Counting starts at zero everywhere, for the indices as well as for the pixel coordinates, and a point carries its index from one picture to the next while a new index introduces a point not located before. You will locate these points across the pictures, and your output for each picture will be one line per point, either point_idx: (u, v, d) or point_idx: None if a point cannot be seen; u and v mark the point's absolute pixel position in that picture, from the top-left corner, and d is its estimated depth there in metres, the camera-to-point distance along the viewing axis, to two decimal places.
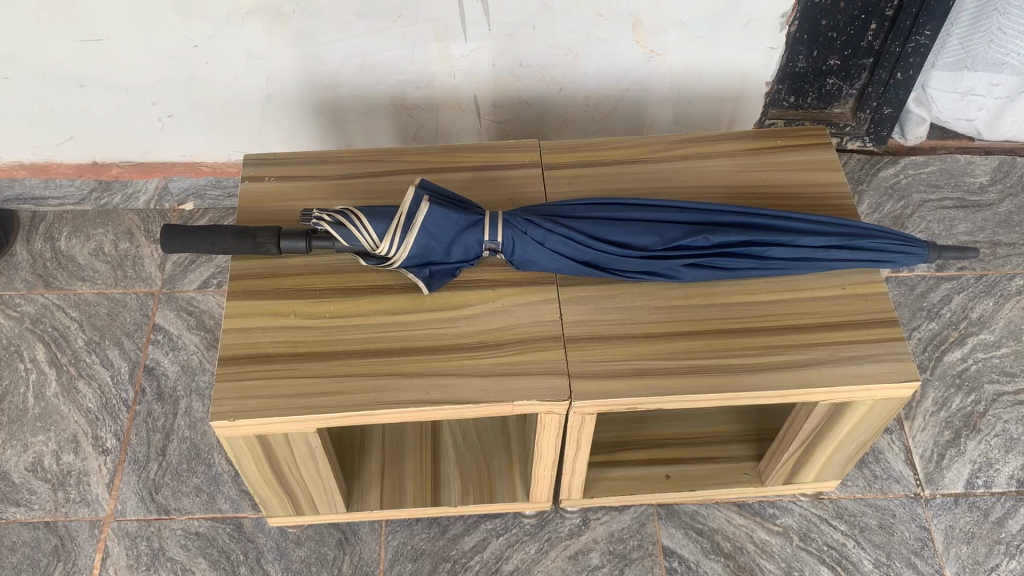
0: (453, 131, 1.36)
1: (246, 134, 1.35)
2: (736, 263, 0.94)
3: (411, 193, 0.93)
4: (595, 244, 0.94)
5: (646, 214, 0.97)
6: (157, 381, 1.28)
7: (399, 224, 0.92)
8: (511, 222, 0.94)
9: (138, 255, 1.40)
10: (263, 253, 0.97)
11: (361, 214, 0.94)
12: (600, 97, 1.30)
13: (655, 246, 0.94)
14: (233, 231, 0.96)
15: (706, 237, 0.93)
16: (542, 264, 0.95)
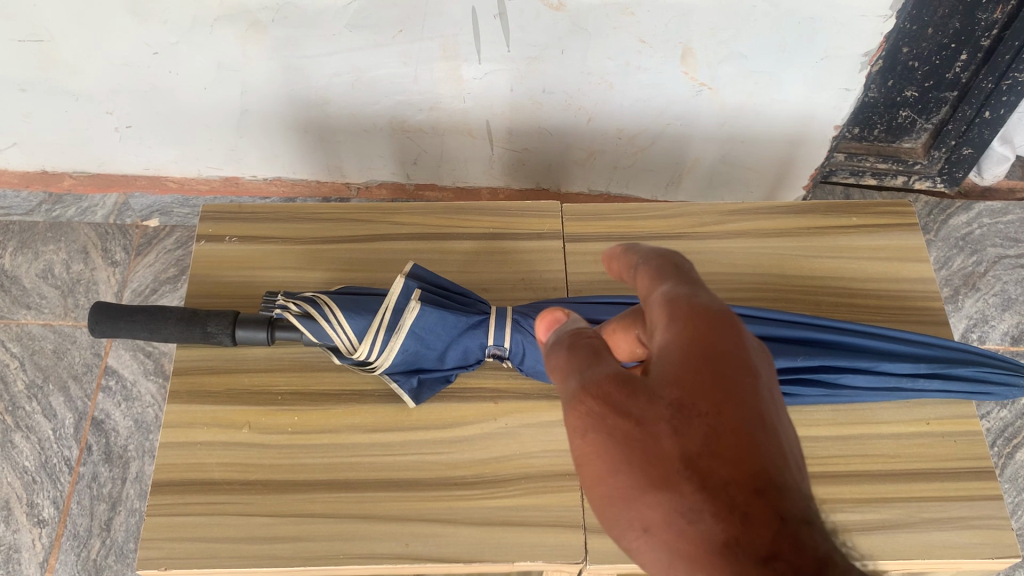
0: (460, 156, 1.17)
1: (220, 148, 1.16)
2: (801, 389, 0.75)
3: (400, 285, 0.75)
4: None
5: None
6: (105, 438, 1.11)
7: (381, 323, 0.74)
8: (523, 323, 0.75)
9: (92, 280, 1.22)
10: (214, 342, 0.78)
11: (334, 306, 0.75)
12: (635, 131, 1.10)
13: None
14: (178, 314, 0.77)
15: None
16: None
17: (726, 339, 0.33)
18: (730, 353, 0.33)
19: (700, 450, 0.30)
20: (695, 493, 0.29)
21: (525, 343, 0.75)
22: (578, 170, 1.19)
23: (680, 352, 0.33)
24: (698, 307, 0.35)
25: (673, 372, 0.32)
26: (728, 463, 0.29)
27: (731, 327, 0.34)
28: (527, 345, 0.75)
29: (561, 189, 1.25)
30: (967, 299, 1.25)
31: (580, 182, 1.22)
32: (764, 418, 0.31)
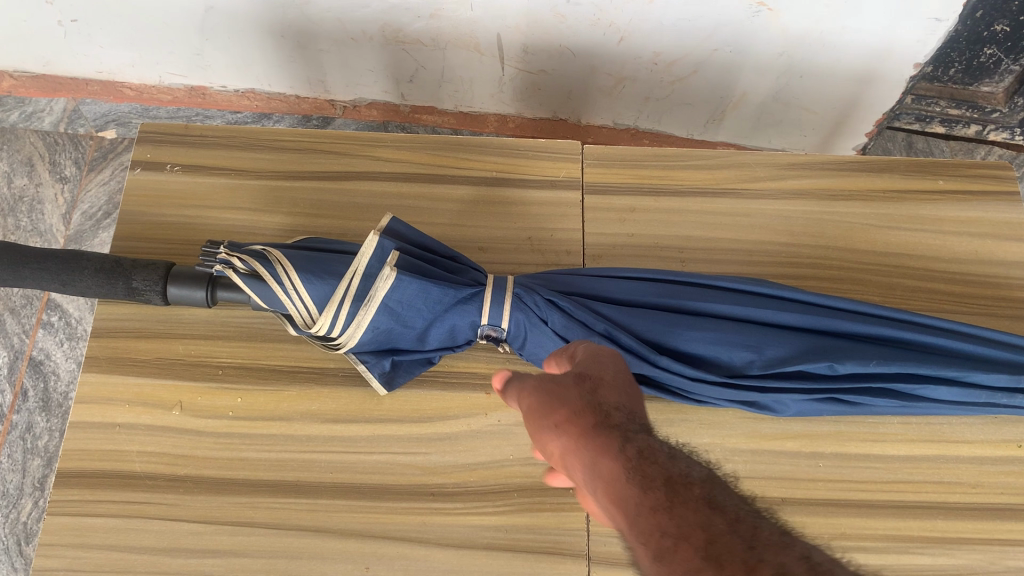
0: (464, 75, 1.00)
1: (182, 50, 0.98)
2: (870, 399, 0.60)
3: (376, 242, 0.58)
4: (653, 354, 0.58)
5: (737, 306, 0.60)
6: (44, 382, 0.97)
7: (348, 293, 0.57)
8: (525, 301, 0.60)
9: (37, 198, 1.07)
10: (143, 299, 0.63)
11: (289, 261, 0.58)
12: (675, 56, 0.92)
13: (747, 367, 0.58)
14: (97, 263, 0.61)
15: (832, 363, 0.57)
16: None
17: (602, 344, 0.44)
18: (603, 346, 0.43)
19: (575, 373, 0.39)
20: (566, 388, 0.38)
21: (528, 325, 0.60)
22: (603, 99, 1.02)
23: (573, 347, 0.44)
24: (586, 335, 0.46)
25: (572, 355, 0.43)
26: (592, 381, 0.38)
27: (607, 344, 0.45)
28: (532, 331, 0.60)
29: (581, 121, 1.07)
30: None
31: (603, 113, 1.05)
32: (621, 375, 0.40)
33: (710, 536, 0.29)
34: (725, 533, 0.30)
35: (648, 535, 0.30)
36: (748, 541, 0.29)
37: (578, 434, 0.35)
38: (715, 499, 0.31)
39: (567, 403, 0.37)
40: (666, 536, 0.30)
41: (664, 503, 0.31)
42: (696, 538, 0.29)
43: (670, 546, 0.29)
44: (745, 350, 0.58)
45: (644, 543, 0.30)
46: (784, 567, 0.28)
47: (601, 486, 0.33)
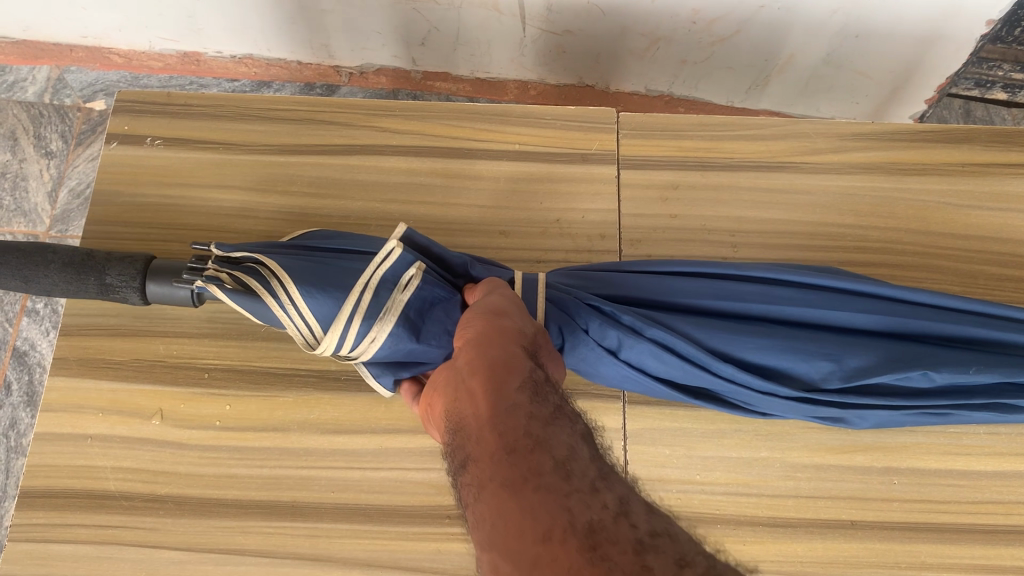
0: (481, 38, 0.91)
1: (173, 12, 0.89)
2: (966, 412, 0.51)
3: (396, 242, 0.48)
4: (713, 364, 0.48)
5: (809, 304, 0.50)
6: (28, 375, 0.89)
7: (358, 308, 0.46)
8: (566, 303, 0.50)
9: (21, 174, 0.99)
10: (119, 299, 0.54)
11: (285, 270, 0.46)
12: (718, 13, 0.82)
13: (825, 378, 0.49)
14: (66, 257, 0.52)
15: (925, 371, 0.48)
16: (614, 377, 0.52)
17: None
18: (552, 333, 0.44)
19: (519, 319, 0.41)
20: (506, 323, 0.39)
21: (567, 334, 0.50)
22: (634, 62, 0.92)
23: None
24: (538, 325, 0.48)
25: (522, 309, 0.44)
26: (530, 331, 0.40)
27: None
28: (572, 340, 0.50)
29: (610, 88, 0.98)
30: None
31: (634, 79, 0.96)
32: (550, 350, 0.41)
33: (569, 457, 0.30)
34: (585, 461, 0.30)
35: (511, 429, 0.31)
36: (604, 475, 0.30)
37: (501, 347, 0.37)
38: (590, 441, 0.32)
39: (509, 328, 0.39)
40: (530, 439, 0.30)
41: (544, 420, 0.32)
42: (557, 452, 0.30)
43: (529, 446, 0.30)
44: (825, 360, 0.48)
45: (503, 436, 0.31)
46: (627, 505, 0.28)
47: (490, 378, 0.34)
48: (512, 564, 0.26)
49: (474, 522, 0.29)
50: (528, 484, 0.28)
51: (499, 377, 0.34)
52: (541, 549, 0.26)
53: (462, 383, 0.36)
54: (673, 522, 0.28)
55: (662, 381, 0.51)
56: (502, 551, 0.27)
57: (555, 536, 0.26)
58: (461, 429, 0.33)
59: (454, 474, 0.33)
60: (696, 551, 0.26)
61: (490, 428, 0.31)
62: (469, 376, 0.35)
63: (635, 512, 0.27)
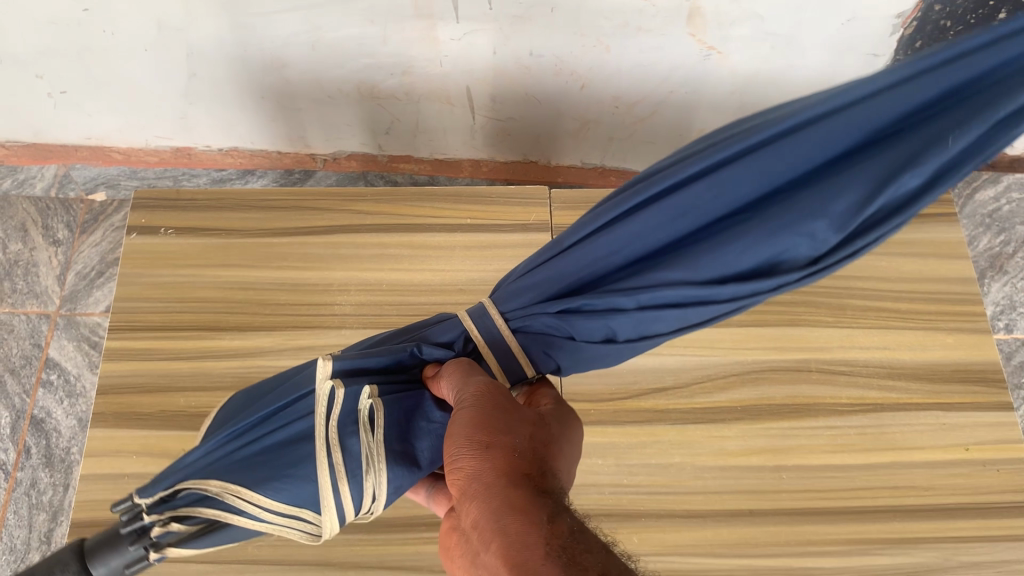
0: (437, 126, 1.05)
1: (170, 115, 1.03)
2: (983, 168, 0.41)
3: (324, 386, 0.46)
4: (713, 294, 0.44)
5: (745, 184, 0.45)
6: (46, 440, 1.00)
7: (336, 477, 0.44)
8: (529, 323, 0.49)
9: (32, 261, 1.10)
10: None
11: (230, 485, 0.44)
12: (635, 98, 0.98)
13: (829, 244, 0.43)
14: None
15: (914, 170, 0.40)
16: (627, 351, 0.49)
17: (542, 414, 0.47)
18: (540, 418, 0.46)
19: (504, 431, 0.42)
20: (494, 447, 0.41)
21: (555, 353, 0.50)
22: (569, 141, 1.07)
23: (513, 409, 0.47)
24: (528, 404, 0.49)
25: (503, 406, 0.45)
26: (517, 445, 0.42)
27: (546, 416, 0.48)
28: (561, 352, 0.50)
29: (551, 162, 1.13)
30: (994, 284, 1.14)
31: (572, 154, 1.11)
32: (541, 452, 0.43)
33: None
34: None
35: None
36: None
37: (498, 491, 0.39)
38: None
39: (499, 456, 0.41)
40: None
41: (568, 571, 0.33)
42: None
43: None
44: (804, 230, 0.42)
45: None
46: None
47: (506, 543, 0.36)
48: None
49: None
50: None
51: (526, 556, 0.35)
52: None
53: (479, 546, 0.38)
54: None
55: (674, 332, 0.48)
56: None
57: None
58: None
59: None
60: None
61: None
62: (497, 557, 0.36)
63: None
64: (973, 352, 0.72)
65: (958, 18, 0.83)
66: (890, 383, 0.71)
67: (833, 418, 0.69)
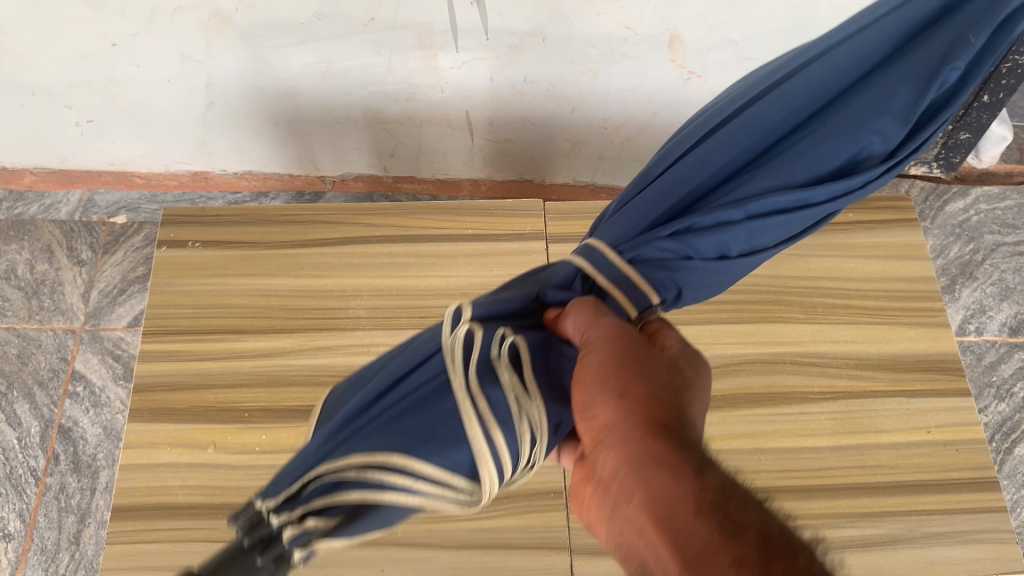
0: (439, 149, 1.13)
1: (189, 141, 1.10)
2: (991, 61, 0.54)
3: (455, 339, 0.50)
4: (812, 197, 0.54)
5: (813, 94, 0.56)
6: (73, 447, 1.06)
7: (486, 425, 0.46)
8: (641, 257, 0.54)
9: (58, 280, 1.17)
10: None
11: (375, 458, 0.46)
12: (621, 120, 1.06)
13: (897, 138, 0.54)
14: None
15: (949, 65, 0.53)
16: (730, 271, 0.57)
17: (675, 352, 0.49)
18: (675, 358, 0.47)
19: (645, 381, 0.44)
20: (637, 399, 0.43)
21: (672, 276, 0.54)
22: (561, 160, 1.15)
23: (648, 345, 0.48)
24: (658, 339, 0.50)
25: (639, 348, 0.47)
26: (660, 396, 0.43)
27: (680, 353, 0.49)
28: (683, 276, 0.54)
29: (545, 181, 1.20)
30: (965, 289, 1.21)
31: (565, 173, 1.18)
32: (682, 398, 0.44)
33: None
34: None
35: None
36: None
37: (644, 446, 0.40)
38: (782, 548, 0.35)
39: (642, 410, 0.42)
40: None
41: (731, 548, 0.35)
42: None
43: None
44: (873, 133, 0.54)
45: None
46: None
47: (656, 506, 0.38)
48: None
49: None
50: None
51: (677, 513, 0.37)
52: None
53: (624, 500, 0.40)
54: None
55: (776, 243, 0.57)
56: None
57: None
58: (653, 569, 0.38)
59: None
60: None
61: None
62: (638, 508, 0.39)
63: None
64: (932, 343, 0.79)
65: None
66: (857, 373, 0.77)
67: (805, 405, 0.75)
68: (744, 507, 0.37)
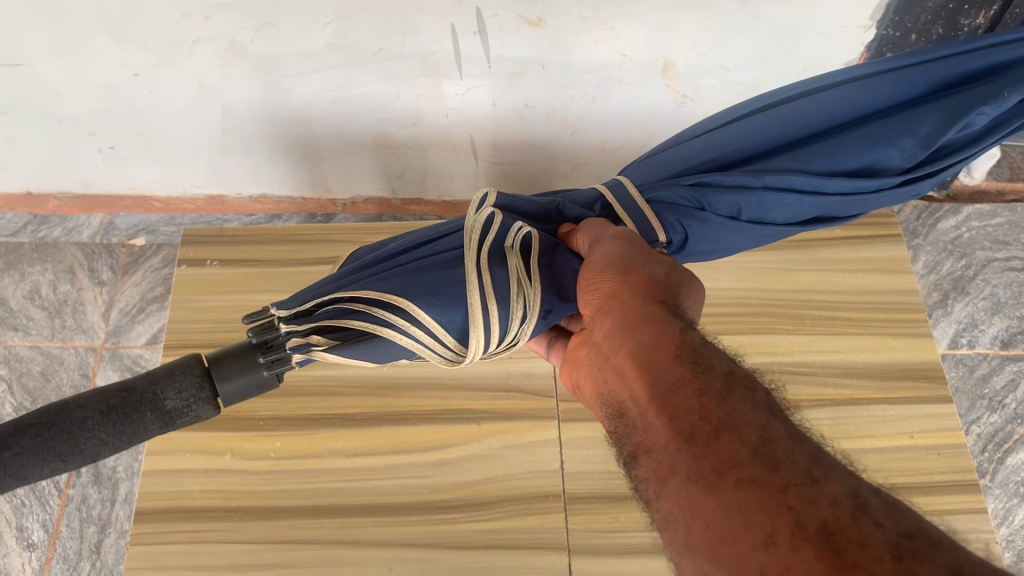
0: (445, 171, 1.17)
1: (206, 166, 1.15)
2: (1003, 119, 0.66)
3: (477, 220, 0.61)
4: (823, 185, 0.67)
5: (855, 102, 0.68)
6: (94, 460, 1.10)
7: (485, 294, 0.57)
8: (671, 202, 0.68)
9: (79, 300, 1.22)
10: (190, 419, 0.54)
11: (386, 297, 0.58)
12: (620, 142, 1.11)
13: (914, 156, 0.67)
14: (104, 405, 0.50)
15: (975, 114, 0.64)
16: (739, 237, 0.70)
17: (681, 272, 0.55)
18: (676, 275, 0.54)
19: (648, 284, 0.51)
20: (638, 293, 0.50)
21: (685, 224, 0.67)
22: (562, 181, 1.20)
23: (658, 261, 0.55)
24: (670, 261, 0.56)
25: (646, 261, 0.54)
26: (657, 293, 0.50)
27: (685, 277, 0.55)
28: (691, 223, 0.67)
29: None
30: (957, 303, 1.24)
31: None
32: (678, 300, 0.51)
33: (744, 429, 0.39)
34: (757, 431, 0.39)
35: (678, 416, 0.41)
36: (758, 440, 0.38)
37: (636, 321, 0.48)
38: (740, 395, 0.41)
39: (638, 297, 0.50)
40: (691, 417, 0.40)
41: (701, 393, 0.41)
42: (732, 431, 0.39)
43: (706, 432, 0.39)
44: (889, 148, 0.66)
45: (668, 416, 0.41)
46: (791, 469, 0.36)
47: (639, 360, 0.45)
48: (713, 546, 0.36)
49: (669, 508, 0.39)
50: (717, 475, 0.38)
51: (657, 358, 0.44)
52: (760, 552, 0.34)
53: (613, 363, 0.47)
54: (832, 481, 0.36)
55: (783, 221, 0.70)
56: (695, 536, 0.37)
57: (777, 540, 0.34)
58: (626, 412, 0.45)
59: (627, 452, 0.44)
60: (856, 522, 0.33)
61: (660, 415, 0.42)
62: (624, 357, 0.46)
63: (791, 475, 0.36)
64: (917, 353, 0.83)
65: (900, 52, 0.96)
66: (843, 381, 0.81)
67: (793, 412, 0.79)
68: (715, 357, 0.44)
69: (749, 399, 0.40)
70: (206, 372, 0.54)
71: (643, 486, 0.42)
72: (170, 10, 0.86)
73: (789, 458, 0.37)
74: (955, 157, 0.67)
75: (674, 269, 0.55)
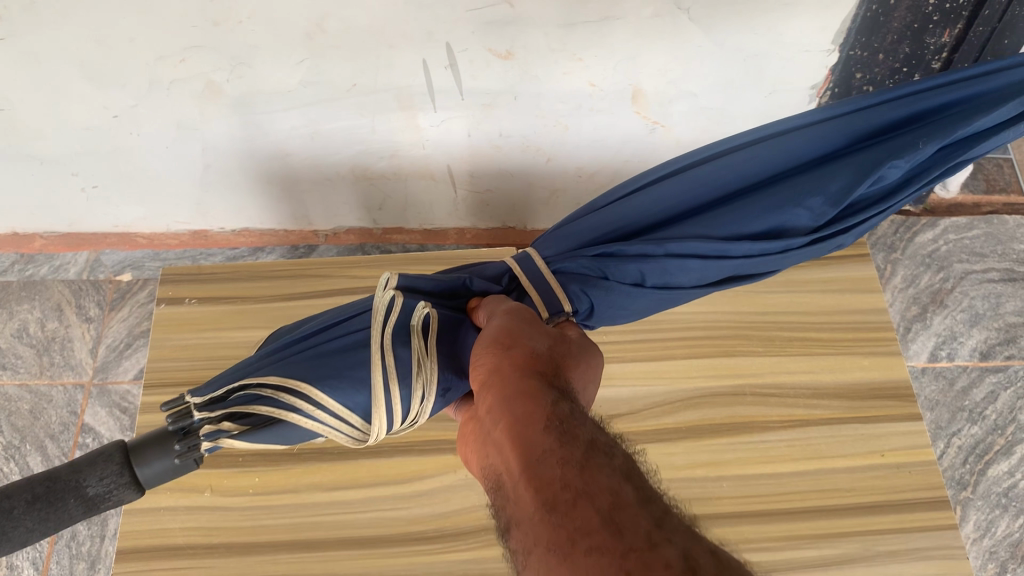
0: (426, 200, 1.19)
1: (188, 202, 1.17)
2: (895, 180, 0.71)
3: (381, 301, 0.65)
4: (731, 247, 0.70)
5: (754, 168, 0.73)
6: None
7: (389, 376, 0.60)
8: (572, 272, 0.70)
9: (67, 337, 1.24)
10: (110, 504, 0.55)
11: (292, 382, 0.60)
12: (596, 167, 1.12)
13: (818, 216, 0.70)
14: (28, 494, 0.51)
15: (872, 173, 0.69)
16: (642, 304, 0.72)
17: (565, 348, 0.59)
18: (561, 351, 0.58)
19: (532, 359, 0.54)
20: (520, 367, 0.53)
21: (590, 293, 0.69)
22: (540, 206, 1.22)
23: (545, 336, 0.59)
24: (557, 337, 0.61)
25: (535, 337, 0.58)
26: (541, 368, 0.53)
27: (570, 353, 0.59)
28: (595, 292, 0.69)
29: (528, 227, 1.27)
30: (936, 316, 1.25)
31: (545, 219, 1.25)
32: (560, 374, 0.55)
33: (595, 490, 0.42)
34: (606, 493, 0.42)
35: (540, 481, 0.44)
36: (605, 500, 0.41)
37: (515, 393, 0.51)
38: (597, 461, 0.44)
39: (521, 371, 0.53)
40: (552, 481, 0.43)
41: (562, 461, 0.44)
42: (584, 492, 0.42)
43: (561, 494, 0.42)
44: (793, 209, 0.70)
45: (532, 483, 0.44)
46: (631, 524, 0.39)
47: (513, 431, 0.48)
48: None
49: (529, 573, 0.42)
50: (568, 536, 0.40)
51: (527, 432, 0.47)
52: None
53: (492, 435, 0.50)
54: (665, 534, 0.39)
55: (691, 286, 0.72)
56: None
57: None
58: (500, 483, 0.47)
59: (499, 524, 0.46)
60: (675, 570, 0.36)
61: (525, 483, 0.44)
62: (502, 433, 0.49)
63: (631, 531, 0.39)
64: (886, 372, 0.84)
65: (869, 72, 0.97)
66: (813, 402, 0.82)
67: (764, 434, 0.80)
68: (580, 429, 0.47)
69: (603, 464, 0.44)
70: (124, 458, 0.55)
71: (511, 556, 0.44)
72: (146, 53, 0.88)
73: (630, 513, 0.40)
74: (856, 215, 0.71)
75: (561, 345, 0.59)
